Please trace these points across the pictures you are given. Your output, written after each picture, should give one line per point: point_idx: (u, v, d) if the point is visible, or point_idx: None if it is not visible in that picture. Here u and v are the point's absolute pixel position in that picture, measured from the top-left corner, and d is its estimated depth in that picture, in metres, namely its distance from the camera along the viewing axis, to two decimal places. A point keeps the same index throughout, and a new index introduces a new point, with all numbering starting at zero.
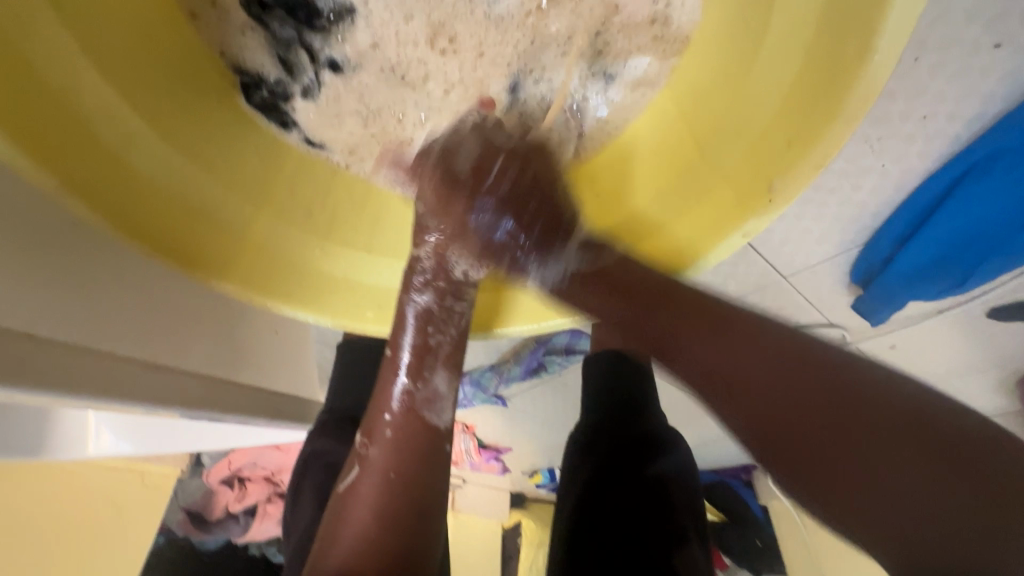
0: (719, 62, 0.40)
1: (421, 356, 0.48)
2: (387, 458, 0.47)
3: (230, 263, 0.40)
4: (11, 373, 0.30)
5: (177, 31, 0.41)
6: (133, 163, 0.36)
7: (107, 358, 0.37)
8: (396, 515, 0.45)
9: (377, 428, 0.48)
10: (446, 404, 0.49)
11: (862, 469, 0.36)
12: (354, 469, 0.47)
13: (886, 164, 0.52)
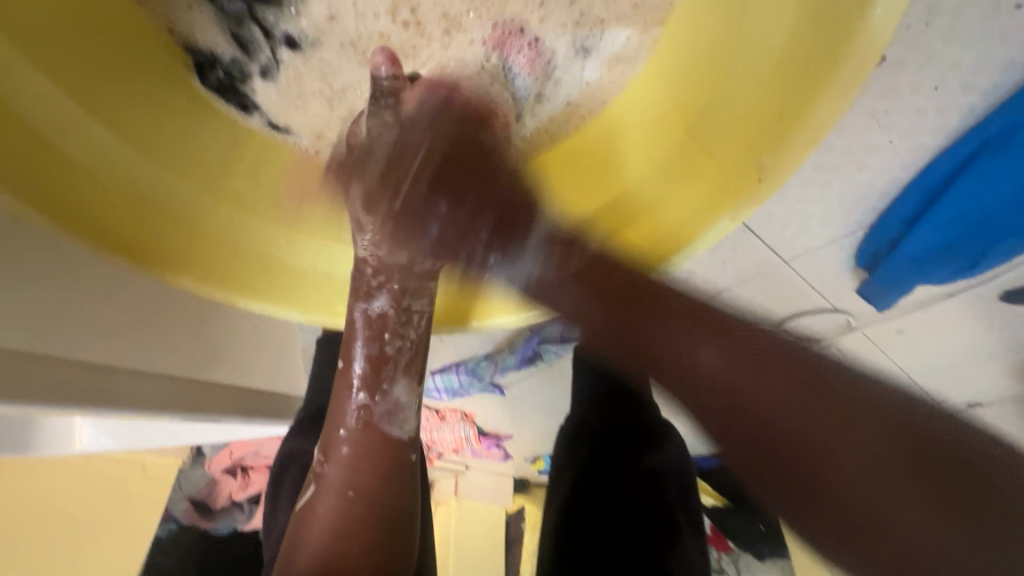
0: (705, 28, 0.35)
1: (375, 365, 0.45)
2: (344, 474, 0.44)
3: (185, 257, 0.37)
4: None
5: (113, 4, 0.37)
6: (69, 153, 0.33)
7: (42, 362, 0.35)
8: (357, 527, 0.43)
9: (336, 442, 0.45)
10: (409, 413, 0.47)
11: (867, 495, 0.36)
12: (313, 488, 0.45)
13: (894, 140, 0.47)
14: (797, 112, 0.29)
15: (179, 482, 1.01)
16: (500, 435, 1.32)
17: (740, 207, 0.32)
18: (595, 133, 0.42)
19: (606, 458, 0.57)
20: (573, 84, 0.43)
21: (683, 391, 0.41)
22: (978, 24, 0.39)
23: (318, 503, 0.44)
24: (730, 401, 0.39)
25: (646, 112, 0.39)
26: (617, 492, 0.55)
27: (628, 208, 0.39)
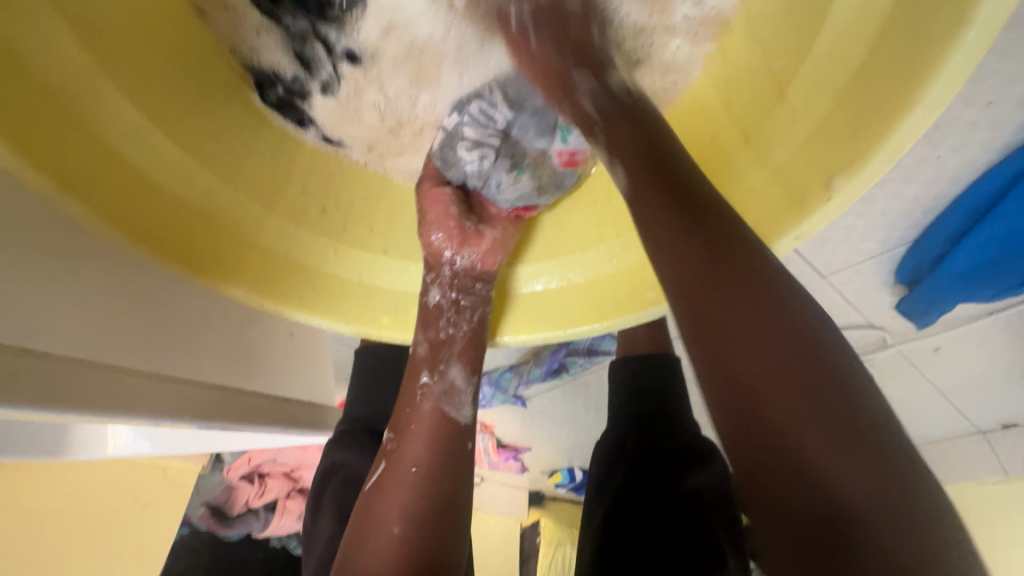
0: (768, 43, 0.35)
1: (433, 351, 0.44)
2: (411, 453, 0.43)
3: (238, 266, 0.38)
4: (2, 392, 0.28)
5: (179, 22, 0.38)
6: (133, 162, 0.33)
7: (108, 371, 0.35)
8: (426, 503, 0.41)
9: (397, 425, 0.44)
10: (466, 397, 0.45)
11: (824, 455, 0.25)
12: (380, 467, 0.44)
13: (943, 154, 0.54)
14: (873, 129, 0.28)
15: (199, 487, 1.03)
16: (518, 446, 1.32)
17: (803, 225, 0.31)
18: None
19: (653, 472, 0.56)
20: None
21: (688, 343, 0.29)
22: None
23: (390, 481, 0.42)
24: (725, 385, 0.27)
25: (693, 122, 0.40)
26: (665, 510, 0.53)
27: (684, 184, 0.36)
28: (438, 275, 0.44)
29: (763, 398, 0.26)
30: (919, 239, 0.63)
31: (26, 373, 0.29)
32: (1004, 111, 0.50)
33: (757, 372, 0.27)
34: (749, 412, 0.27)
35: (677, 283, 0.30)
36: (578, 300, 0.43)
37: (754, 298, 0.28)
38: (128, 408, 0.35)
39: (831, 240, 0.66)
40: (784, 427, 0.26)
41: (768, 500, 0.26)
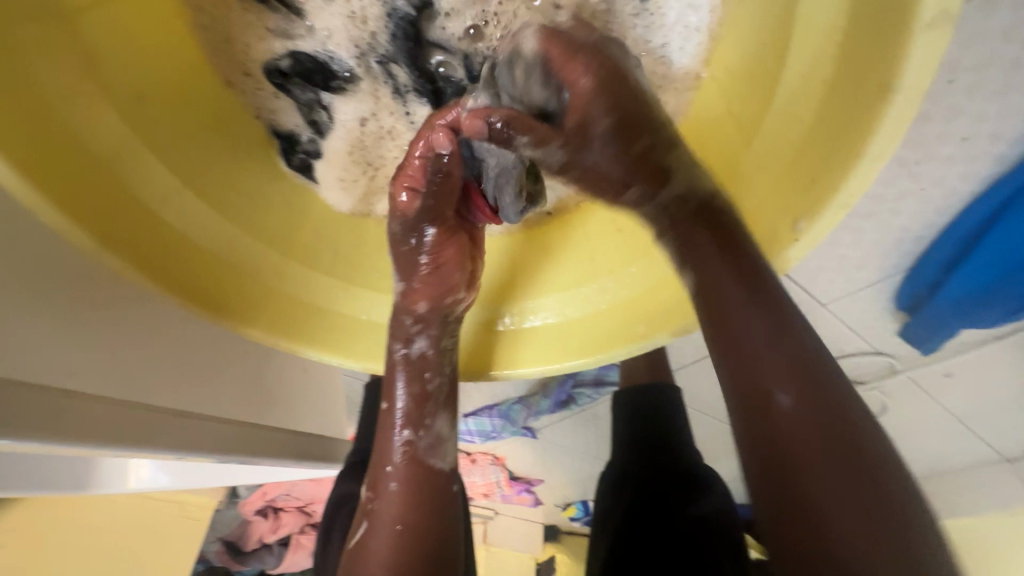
0: (739, 91, 0.38)
1: (415, 403, 0.49)
2: (391, 511, 0.47)
3: (258, 310, 0.41)
4: (48, 428, 0.31)
5: (212, 92, 0.42)
6: (166, 219, 0.37)
7: (138, 408, 0.38)
8: (409, 557, 0.45)
9: (378, 483, 0.49)
10: (448, 445, 0.51)
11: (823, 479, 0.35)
12: (363, 530, 0.47)
13: (925, 187, 0.56)
14: (827, 174, 0.30)
15: (214, 522, 1.12)
16: (530, 479, 1.33)
17: (779, 260, 0.34)
18: None
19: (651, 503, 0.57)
20: None
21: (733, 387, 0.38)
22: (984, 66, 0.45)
23: (376, 546, 0.46)
24: (763, 422, 0.37)
25: None
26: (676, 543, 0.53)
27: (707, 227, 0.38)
28: (424, 335, 0.47)
29: (793, 450, 0.36)
30: (912, 267, 0.66)
31: (62, 412, 0.32)
32: (981, 144, 0.52)
33: (788, 422, 0.36)
34: (786, 472, 0.36)
35: (728, 334, 0.38)
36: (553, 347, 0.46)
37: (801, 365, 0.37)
38: (153, 444, 0.38)
39: (828, 269, 0.68)
40: (802, 452, 0.36)
41: (775, 497, 0.37)
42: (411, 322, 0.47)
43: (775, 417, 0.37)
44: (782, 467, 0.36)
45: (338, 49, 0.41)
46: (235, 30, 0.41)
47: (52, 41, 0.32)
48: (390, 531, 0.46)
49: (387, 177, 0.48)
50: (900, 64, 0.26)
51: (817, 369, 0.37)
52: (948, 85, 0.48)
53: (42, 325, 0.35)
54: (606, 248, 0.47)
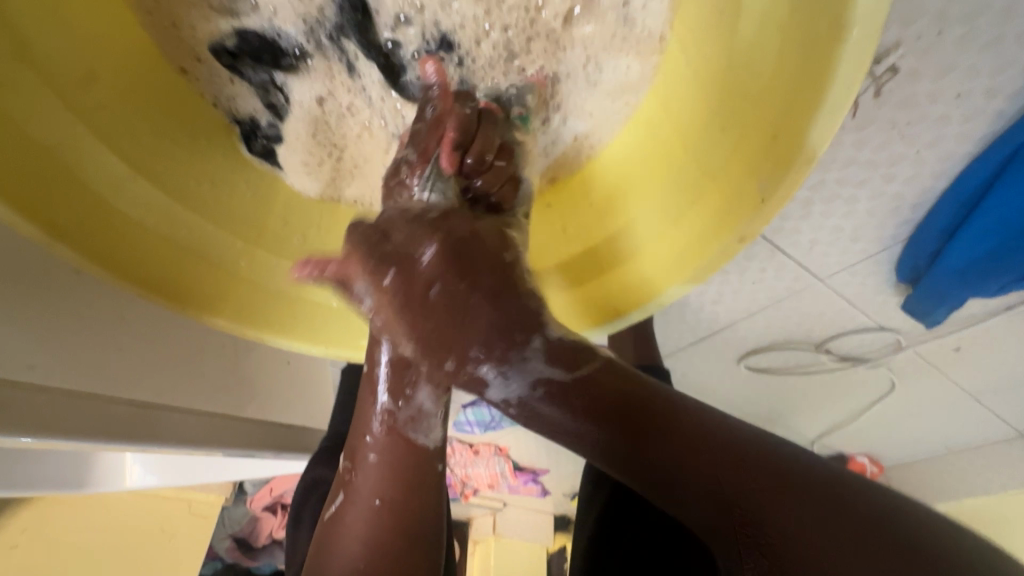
0: (706, 49, 0.36)
1: (398, 369, 0.41)
2: (368, 487, 0.42)
3: (220, 299, 0.40)
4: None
5: (164, 80, 0.41)
6: (118, 209, 0.37)
7: (99, 400, 0.38)
8: (382, 541, 0.41)
9: (361, 456, 0.42)
10: (435, 421, 0.43)
11: (768, 510, 0.30)
12: (342, 500, 0.43)
13: (919, 150, 0.54)
14: (789, 131, 0.30)
15: (223, 518, 1.20)
16: (536, 469, 1.34)
17: (744, 226, 0.33)
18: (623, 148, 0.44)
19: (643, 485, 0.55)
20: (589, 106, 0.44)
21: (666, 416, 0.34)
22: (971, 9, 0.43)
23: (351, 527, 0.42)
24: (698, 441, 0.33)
25: (652, 133, 0.42)
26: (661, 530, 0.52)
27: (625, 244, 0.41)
28: None
29: (727, 490, 0.31)
30: (912, 232, 0.63)
31: (2, 404, 0.32)
32: (976, 101, 0.49)
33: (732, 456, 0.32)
34: (733, 511, 0.31)
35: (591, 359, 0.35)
36: (557, 320, 0.41)
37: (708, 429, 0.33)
38: (113, 435, 0.37)
39: (822, 242, 0.65)
40: (710, 474, 0.32)
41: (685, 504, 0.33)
42: (395, 259, 0.41)
43: (704, 441, 0.33)
44: (677, 482, 0.33)
45: (285, 26, 0.40)
46: (181, 12, 0.39)
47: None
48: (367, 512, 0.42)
49: (348, 159, 0.47)
50: None
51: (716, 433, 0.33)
52: (937, 37, 0.45)
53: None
54: (620, 190, 0.44)
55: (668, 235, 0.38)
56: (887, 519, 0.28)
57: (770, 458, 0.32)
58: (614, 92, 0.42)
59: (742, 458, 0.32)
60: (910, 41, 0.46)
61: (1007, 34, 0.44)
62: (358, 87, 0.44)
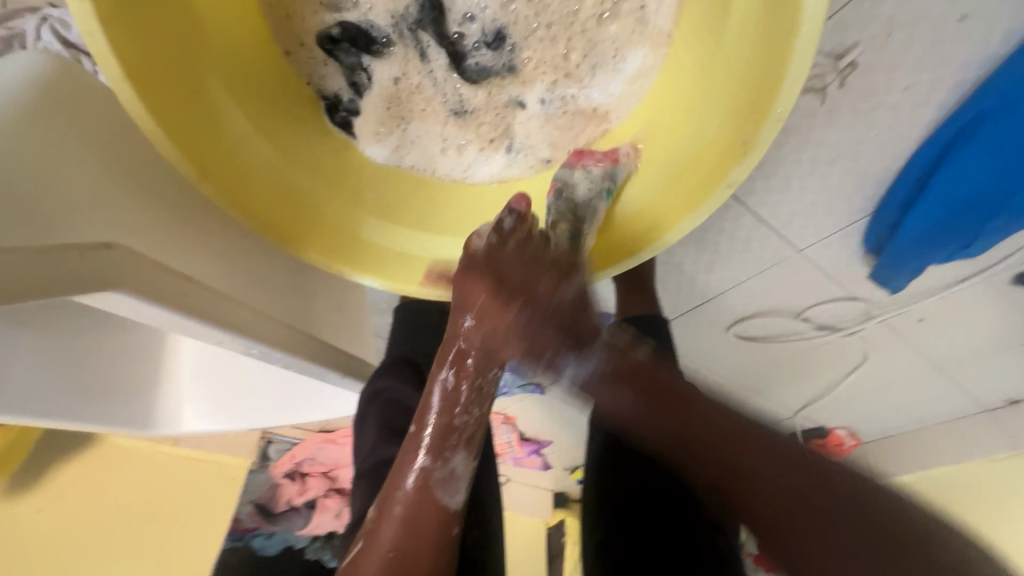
0: (695, 33, 0.45)
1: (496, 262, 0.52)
2: (439, 443, 0.54)
3: (310, 236, 0.51)
4: (191, 308, 0.39)
5: (272, 56, 0.51)
6: (241, 157, 0.47)
7: (235, 304, 0.44)
8: (453, 465, 0.55)
9: (440, 407, 0.55)
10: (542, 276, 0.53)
11: (804, 538, 0.41)
12: (420, 450, 0.54)
13: (879, 133, 0.65)
14: (765, 98, 0.39)
15: (247, 485, 1.26)
16: (540, 441, 1.47)
17: (731, 174, 0.43)
18: (631, 124, 0.52)
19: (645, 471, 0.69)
20: (609, 89, 0.52)
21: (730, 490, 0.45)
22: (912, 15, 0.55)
23: (427, 475, 0.53)
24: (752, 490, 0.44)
25: (651, 98, 0.50)
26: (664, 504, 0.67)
27: (669, 173, 0.49)
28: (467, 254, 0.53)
29: (788, 522, 0.42)
30: (876, 210, 0.74)
31: (186, 292, 0.39)
32: (921, 93, 0.61)
33: (813, 525, 0.41)
34: (771, 523, 0.43)
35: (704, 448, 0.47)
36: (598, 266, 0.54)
37: (789, 468, 0.43)
38: (243, 332, 0.44)
39: (801, 215, 0.77)
40: (810, 545, 0.41)
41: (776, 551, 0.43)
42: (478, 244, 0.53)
43: (756, 480, 0.44)
44: (779, 529, 0.42)
45: (377, 19, 0.50)
46: (297, 7, 0.50)
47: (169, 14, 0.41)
48: (439, 476, 0.54)
49: (417, 129, 0.56)
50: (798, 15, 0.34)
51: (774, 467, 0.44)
52: (887, 37, 0.56)
53: (147, 228, 0.42)
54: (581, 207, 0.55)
55: (691, 182, 0.46)
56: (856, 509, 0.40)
57: (821, 499, 0.41)
58: (625, 81, 0.51)
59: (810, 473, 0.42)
60: (866, 40, 0.57)
61: (941, 38, 0.56)
62: (428, 72, 0.53)
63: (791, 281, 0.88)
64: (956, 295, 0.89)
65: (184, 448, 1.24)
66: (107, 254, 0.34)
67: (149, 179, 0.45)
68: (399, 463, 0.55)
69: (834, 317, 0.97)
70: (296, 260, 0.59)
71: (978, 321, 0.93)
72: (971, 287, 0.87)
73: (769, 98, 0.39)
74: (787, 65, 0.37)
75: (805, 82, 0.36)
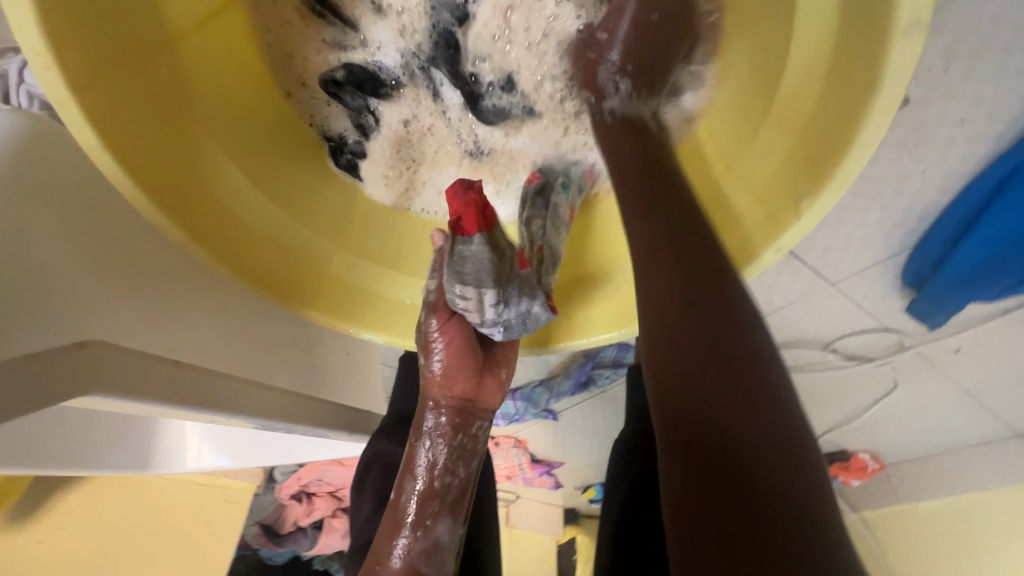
0: (750, 77, 0.41)
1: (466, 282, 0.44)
2: (419, 511, 0.48)
3: (315, 295, 0.46)
4: (186, 396, 0.35)
5: (269, 99, 0.46)
6: (238, 215, 0.42)
7: (232, 380, 0.41)
8: (437, 533, 0.49)
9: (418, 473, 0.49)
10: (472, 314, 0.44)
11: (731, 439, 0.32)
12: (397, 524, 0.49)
13: (927, 168, 0.60)
14: (825, 159, 0.34)
15: (252, 509, 1.26)
16: (551, 462, 1.44)
17: (780, 238, 0.37)
18: None
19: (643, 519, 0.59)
20: None
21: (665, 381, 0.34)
22: (975, 48, 0.49)
23: (409, 551, 0.48)
24: (676, 375, 0.34)
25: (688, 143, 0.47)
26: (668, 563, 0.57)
27: None
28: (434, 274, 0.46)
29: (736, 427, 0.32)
30: (917, 245, 0.70)
31: (179, 379, 0.35)
32: (978, 125, 0.55)
33: (709, 382, 0.33)
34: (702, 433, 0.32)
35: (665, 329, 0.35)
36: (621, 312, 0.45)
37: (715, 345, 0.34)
38: (240, 410, 0.40)
39: (836, 249, 0.72)
40: (714, 409, 0.32)
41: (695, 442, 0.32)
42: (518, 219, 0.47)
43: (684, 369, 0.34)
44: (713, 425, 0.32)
45: (386, 59, 0.46)
46: (297, 46, 0.45)
47: (154, 63, 0.36)
48: (421, 548, 0.48)
49: (428, 170, 0.52)
50: (876, 71, 0.29)
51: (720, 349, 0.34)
52: (944, 70, 0.51)
53: (129, 301, 0.38)
54: (615, 236, 0.49)
55: (733, 239, 0.41)
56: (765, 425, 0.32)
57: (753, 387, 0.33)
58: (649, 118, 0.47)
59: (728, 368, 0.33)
60: (922, 73, 0.51)
61: (1006, 69, 0.50)
62: (441, 111, 0.49)
63: (821, 312, 0.83)
64: (995, 329, 0.85)
65: (190, 473, 1.23)
66: (83, 352, 0.30)
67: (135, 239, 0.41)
68: (377, 541, 0.50)
69: (865, 348, 0.92)
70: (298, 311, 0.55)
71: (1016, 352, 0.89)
72: (1011, 321, 0.83)
73: (828, 161, 0.34)
74: (854, 129, 0.32)
75: (872, 154, 0.32)
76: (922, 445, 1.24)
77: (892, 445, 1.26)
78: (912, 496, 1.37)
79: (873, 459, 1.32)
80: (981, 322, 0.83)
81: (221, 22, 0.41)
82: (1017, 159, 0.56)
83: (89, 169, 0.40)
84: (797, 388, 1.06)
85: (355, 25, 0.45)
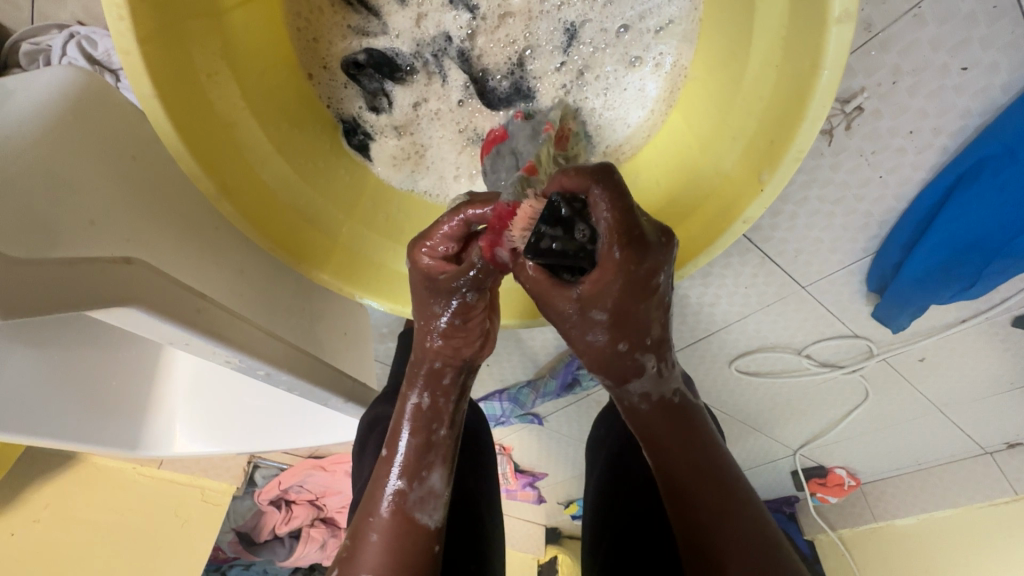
0: (719, 66, 0.45)
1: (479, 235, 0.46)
2: (414, 462, 0.51)
3: (326, 258, 0.50)
4: (209, 328, 0.39)
5: (295, 79, 0.51)
6: (262, 178, 0.47)
7: (250, 328, 0.44)
8: (430, 483, 0.51)
9: (412, 427, 0.51)
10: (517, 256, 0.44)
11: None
12: (393, 474, 0.51)
13: (882, 175, 0.66)
14: (784, 137, 0.39)
15: (229, 513, 1.25)
16: (535, 473, 1.45)
17: (748, 210, 0.43)
18: (651, 152, 0.52)
19: (609, 492, 0.68)
20: (630, 116, 0.53)
21: (677, 443, 0.50)
22: (917, 66, 0.56)
23: (404, 497, 0.50)
24: (682, 444, 0.50)
25: (661, 132, 0.51)
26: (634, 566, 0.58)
27: (681, 205, 0.49)
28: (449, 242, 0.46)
29: (699, 498, 0.48)
30: (880, 248, 0.75)
31: (204, 311, 0.39)
32: (926, 137, 0.62)
33: (699, 477, 0.49)
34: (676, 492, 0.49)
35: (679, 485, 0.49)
36: None
37: (701, 459, 0.49)
38: (253, 353, 0.44)
39: (806, 253, 0.77)
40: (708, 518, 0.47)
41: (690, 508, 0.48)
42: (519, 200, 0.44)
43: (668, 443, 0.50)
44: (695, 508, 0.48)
45: (402, 47, 0.51)
46: (324, 33, 0.51)
47: (203, 33, 0.42)
48: (416, 496, 0.50)
49: (433, 151, 0.55)
50: (819, 57, 0.35)
51: (704, 468, 0.49)
52: (892, 85, 0.57)
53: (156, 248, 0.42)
54: None
55: (709, 211, 0.47)
56: (706, 504, 0.48)
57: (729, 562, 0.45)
58: (633, 103, 0.52)
59: (696, 463, 0.49)
60: (872, 87, 0.58)
61: (946, 85, 0.57)
62: (446, 95, 0.53)
63: (794, 316, 0.88)
64: (955, 338, 0.90)
65: (168, 471, 1.19)
66: (126, 268, 0.35)
67: (164, 197, 0.46)
68: (369, 502, 0.51)
69: (836, 354, 0.97)
70: (305, 282, 0.58)
71: (975, 361, 0.94)
72: (969, 330, 0.88)
73: (786, 139, 0.39)
74: (806, 107, 0.37)
75: (822, 126, 0.37)
76: (896, 460, 1.27)
77: (868, 461, 1.29)
78: (888, 513, 1.40)
79: (849, 475, 1.35)
80: (942, 331, 0.89)
81: (265, 3, 0.47)
82: (962, 168, 0.62)
83: (125, 135, 0.45)
84: (776, 396, 1.10)
85: (378, 12, 0.50)
